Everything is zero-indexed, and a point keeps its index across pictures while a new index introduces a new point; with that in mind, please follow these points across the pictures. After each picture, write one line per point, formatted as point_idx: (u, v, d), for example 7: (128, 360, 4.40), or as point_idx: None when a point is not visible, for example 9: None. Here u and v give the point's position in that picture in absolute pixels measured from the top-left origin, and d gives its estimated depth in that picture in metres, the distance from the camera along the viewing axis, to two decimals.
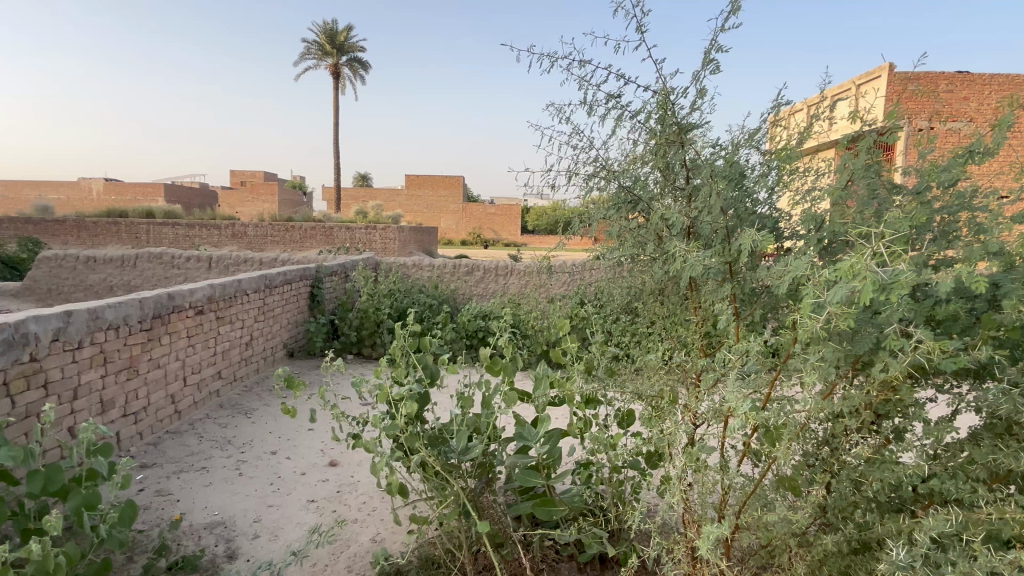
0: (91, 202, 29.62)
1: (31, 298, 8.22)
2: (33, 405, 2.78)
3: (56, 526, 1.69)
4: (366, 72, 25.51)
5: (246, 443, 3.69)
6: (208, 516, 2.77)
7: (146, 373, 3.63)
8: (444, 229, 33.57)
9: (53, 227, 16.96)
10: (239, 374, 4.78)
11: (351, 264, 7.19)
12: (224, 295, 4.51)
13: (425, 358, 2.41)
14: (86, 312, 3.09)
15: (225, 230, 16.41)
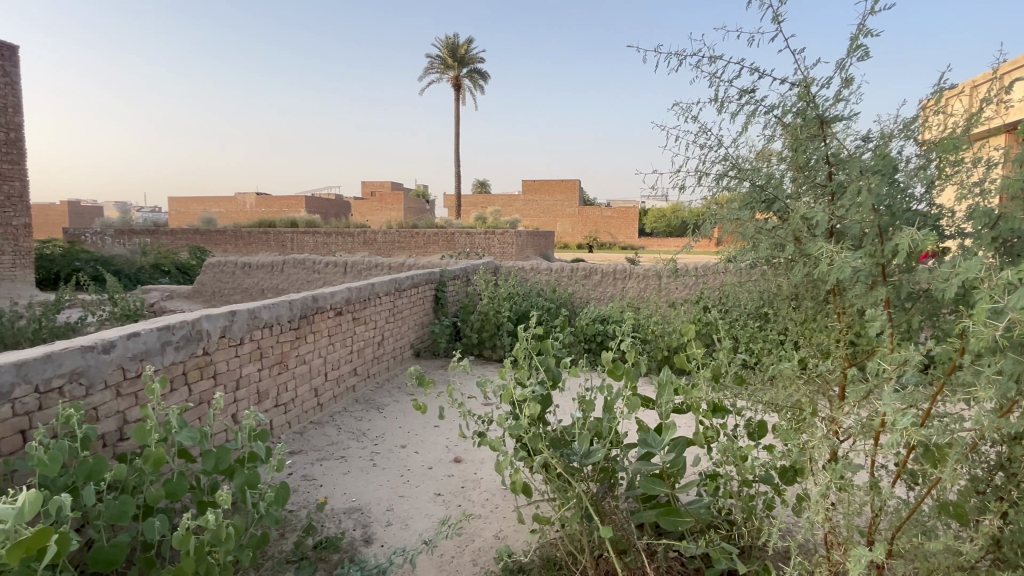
0: (245, 214, 33.13)
1: (199, 300, 9.37)
2: (205, 393, 3.17)
3: (226, 502, 1.91)
4: (485, 81, 26.27)
5: (379, 436, 3.95)
6: (346, 501, 3.00)
7: (294, 368, 4.01)
8: (560, 233, 33.67)
9: (215, 236, 19.18)
10: (372, 371, 5.13)
11: (472, 269, 7.44)
12: (359, 297, 4.87)
13: (547, 361, 2.45)
14: (247, 312, 3.48)
15: (358, 237, 17.67)
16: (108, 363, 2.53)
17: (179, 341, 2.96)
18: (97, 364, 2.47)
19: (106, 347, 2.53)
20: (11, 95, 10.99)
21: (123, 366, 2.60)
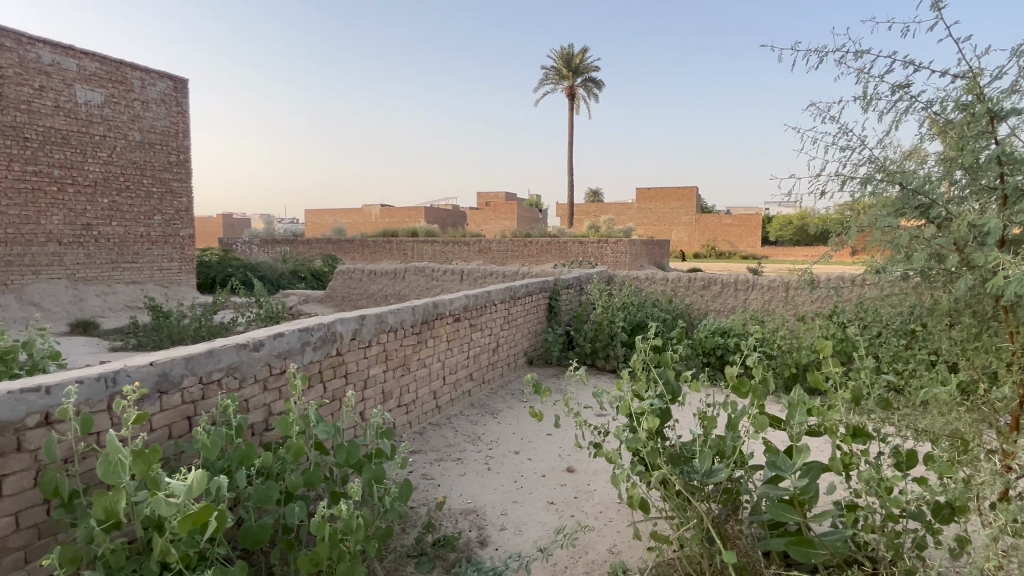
0: (371, 224, 35.32)
1: (330, 304, 10.12)
2: (338, 390, 3.41)
3: (356, 494, 2.05)
4: (600, 90, 26.15)
5: (493, 441, 4.03)
6: (463, 503, 3.09)
7: (416, 370, 4.20)
8: (676, 241, 32.52)
9: (344, 246, 20.66)
10: (487, 377, 5.25)
11: (585, 278, 7.41)
12: (476, 305, 5.02)
13: (667, 374, 2.38)
14: (375, 317, 3.70)
15: (473, 246, 18.22)
16: (257, 359, 2.80)
17: (317, 341, 3.21)
18: (249, 360, 2.74)
19: (256, 345, 2.80)
20: (182, 122, 12.59)
21: (270, 362, 2.87)
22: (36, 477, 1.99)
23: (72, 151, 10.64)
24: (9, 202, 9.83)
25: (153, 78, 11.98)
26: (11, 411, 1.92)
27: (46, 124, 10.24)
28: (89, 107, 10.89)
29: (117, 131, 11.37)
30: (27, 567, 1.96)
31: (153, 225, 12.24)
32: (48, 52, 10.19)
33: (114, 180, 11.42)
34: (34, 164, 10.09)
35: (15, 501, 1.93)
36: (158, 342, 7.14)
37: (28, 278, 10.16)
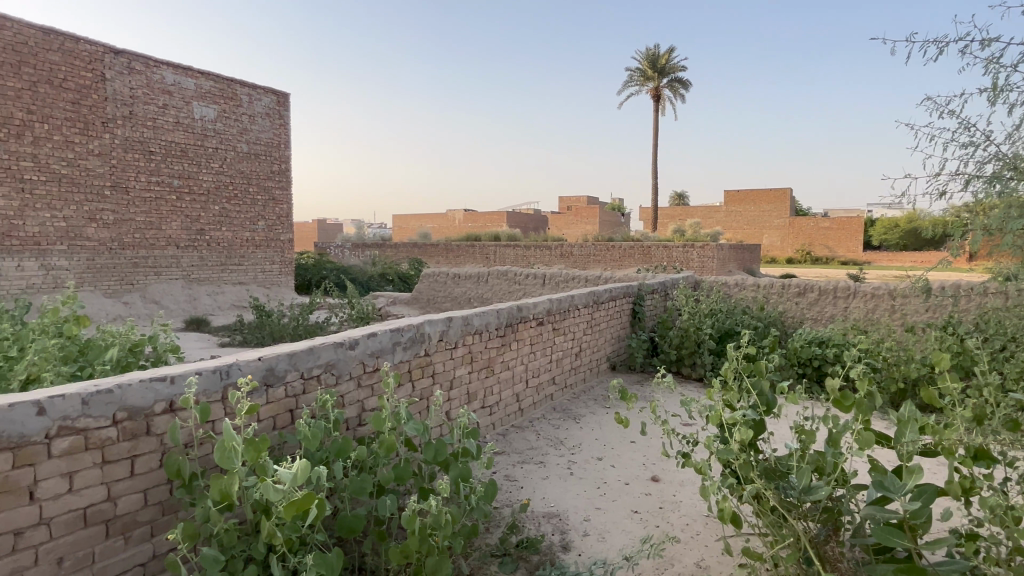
0: (454, 229, 36.10)
1: (416, 306, 10.45)
2: (425, 390, 3.52)
3: (445, 491, 2.11)
4: (686, 90, 25.44)
5: (576, 446, 4.01)
6: (546, 505, 3.10)
7: (499, 373, 4.26)
8: (768, 245, 30.96)
9: (430, 249, 21.31)
10: (569, 381, 5.24)
11: (670, 283, 7.23)
12: (560, 308, 5.02)
13: (761, 384, 2.28)
14: (461, 319, 3.79)
15: (555, 250, 18.22)
16: (352, 357, 2.94)
17: (407, 341, 3.33)
18: (345, 358, 2.89)
19: (351, 344, 2.95)
20: (284, 134, 13.46)
21: (363, 361, 3.01)
22: (162, 459, 2.19)
23: (189, 162, 11.63)
24: (136, 210, 10.88)
25: (259, 93, 12.89)
26: (142, 397, 2.13)
27: (168, 138, 11.25)
28: (204, 122, 11.87)
29: (227, 143, 12.32)
30: (152, 540, 2.17)
31: (257, 230, 13.15)
32: (170, 72, 11.20)
33: (224, 188, 12.37)
34: (157, 175, 11.11)
35: (144, 480, 2.14)
36: (261, 339, 7.67)
37: (150, 278, 11.19)
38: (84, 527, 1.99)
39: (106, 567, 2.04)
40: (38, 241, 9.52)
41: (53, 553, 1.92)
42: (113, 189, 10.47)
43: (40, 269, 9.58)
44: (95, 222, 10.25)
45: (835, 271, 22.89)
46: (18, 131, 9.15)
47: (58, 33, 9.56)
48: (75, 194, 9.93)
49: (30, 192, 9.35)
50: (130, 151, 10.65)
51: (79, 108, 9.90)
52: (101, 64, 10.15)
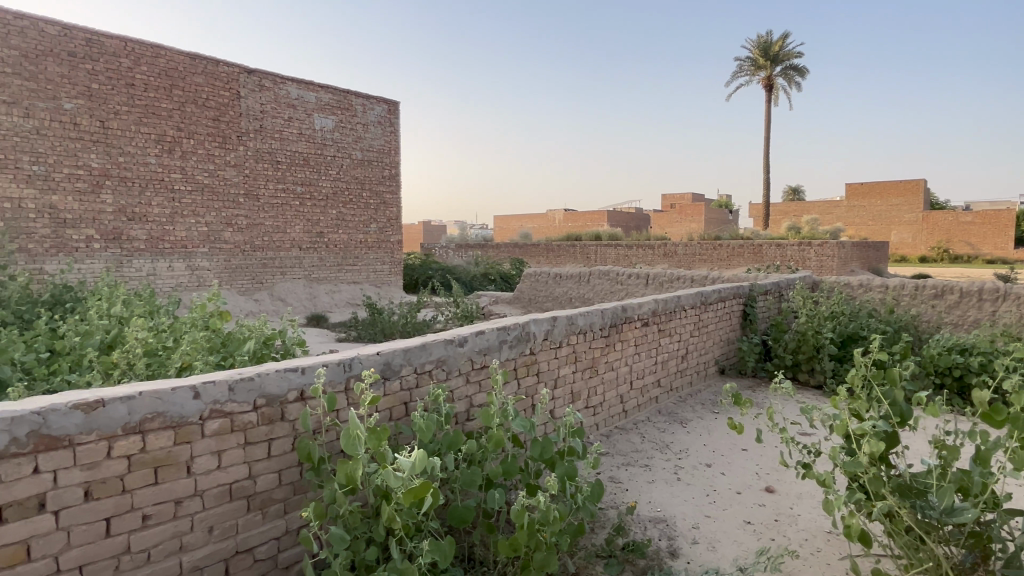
0: (555, 228, 36.17)
1: (518, 305, 10.59)
2: (530, 388, 3.57)
3: (553, 488, 2.14)
4: (803, 77, 23.82)
5: (683, 451, 3.90)
6: (653, 510, 3.03)
7: (604, 373, 4.23)
8: (897, 243, 28.31)
9: (531, 250, 21.56)
10: (675, 384, 5.10)
11: (785, 283, 6.82)
12: (665, 309, 4.90)
13: (893, 394, 2.10)
14: (566, 318, 3.81)
15: (658, 250, 17.77)
16: (462, 354, 3.05)
17: (513, 340, 3.40)
18: (454, 354, 3.00)
19: (460, 341, 3.06)
20: (395, 141, 14.16)
21: (472, 358, 3.11)
22: (294, 442, 2.40)
23: (311, 170, 12.55)
24: (265, 215, 11.88)
25: (372, 102, 13.65)
26: (278, 386, 2.34)
27: (292, 149, 12.20)
28: (324, 132, 12.75)
29: (344, 151, 13.15)
30: (285, 517, 2.37)
31: (370, 233, 13.91)
32: (294, 88, 12.16)
33: (341, 193, 13.22)
34: (282, 183, 12.09)
35: (279, 461, 2.35)
36: (374, 335, 8.13)
37: (277, 278, 12.19)
38: (229, 500, 2.22)
39: (248, 538, 2.26)
40: (185, 244, 10.65)
41: (205, 522, 2.15)
42: (246, 197, 11.52)
43: (187, 269, 10.73)
44: (231, 226, 11.32)
45: (977, 271, 20.36)
46: (170, 147, 10.31)
47: (203, 57, 10.66)
48: (215, 202, 11.02)
49: (179, 200, 10.51)
50: (261, 161, 11.66)
51: (219, 124, 10.97)
52: (237, 83, 11.21)
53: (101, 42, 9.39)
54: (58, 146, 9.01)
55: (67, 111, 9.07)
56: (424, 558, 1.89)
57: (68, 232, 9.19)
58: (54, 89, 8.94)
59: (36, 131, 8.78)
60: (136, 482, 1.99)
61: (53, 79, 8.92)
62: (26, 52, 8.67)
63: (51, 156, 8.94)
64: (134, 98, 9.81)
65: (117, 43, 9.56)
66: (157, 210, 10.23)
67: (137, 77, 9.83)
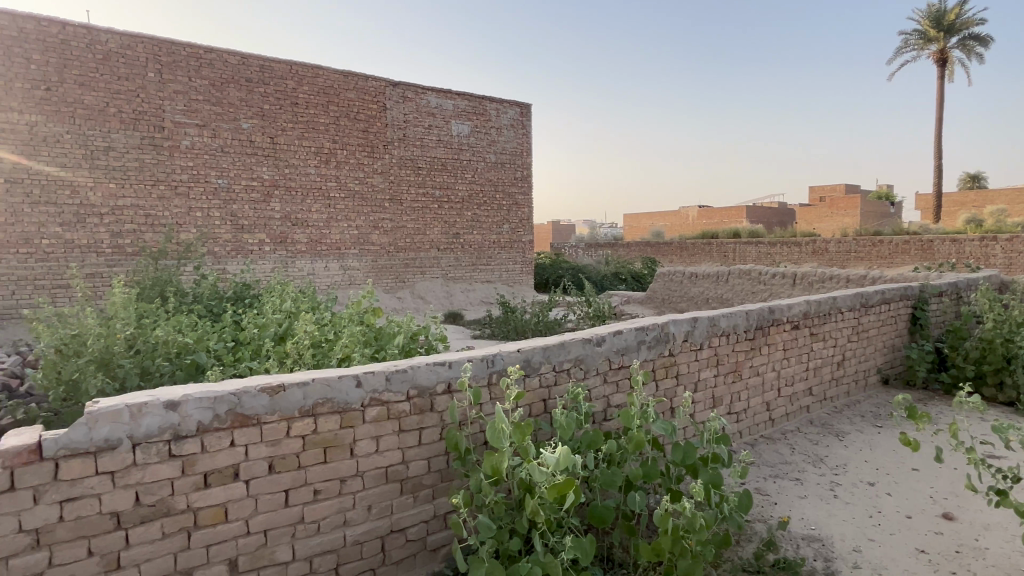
0: (689, 227, 34.69)
1: (651, 305, 10.31)
2: (669, 390, 3.46)
3: (699, 495, 2.06)
4: (984, 47, 20.73)
5: (840, 466, 3.57)
6: (806, 527, 2.82)
7: (748, 379, 4.00)
8: None
9: (664, 248, 20.93)
10: (829, 394, 4.69)
11: (965, 283, 5.99)
12: (819, 311, 4.52)
13: None
14: (707, 319, 3.65)
15: (806, 247, 16.41)
16: (600, 353, 3.04)
17: (651, 341, 3.32)
18: (592, 353, 3.00)
19: (598, 340, 3.05)
20: (526, 143, 14.44)
21: (609, 358, 3.09)
22: (442, 432, 2.54)
23: (448, 174, 13.18)
24: (407, 218, 12.66)
25: (505, 106, 14.04)
26: (428, 378, 2.49)
27: (432, 155, 12.89)
28: (460, 137, 13.32)
29: (479, 155, 13.65)
30: (433, 502, 2.52)
31: (503, 233, 14.30)
32: (434, 97, 12.84)
33: (476, 196, 13.74)
34: (423, 187, 12.82)
35: (428, 449, 2.50)
36: (507, 333, 8.34)
37: (417, 277, 12.93)
38: (385, 483, 2.40)
39: (401, 519, 2.43)
40: (339, 247, 11.66)
41: (365, 501, 2.35)
42: (391, 202, 12.36)
43: (340, 269, 11.73)
44: (378, 229, 12.20)
45: None
46: (326, 158, 11.35)
47: (354, 74, 11.59)
48: (365, 207, 11.96)
49: (334, 207, 11.53)
50: (404, 168, 12.46)
51: (368, 135, 11.88)
52: (384, 96, 12.06)
53: (271, 67, 10.55)
54: (238, 161, 10.27)
55: (245, 130, 10.31)
56: (567, 554, 1.92)
57: (244, 236, 10.45)
58: (235, 112, 10.20)
59: (221, 149, 10.08)
60: (309, 460, 2.22)
61: (234, 103, 10.18)
62: (213, 81, 9.96)
63: (231, 170, 10.22)
64: (297, 115, 10.92)
65: (284, 67, 10.68)
66: (316, 215, 11.30)
67: (300, 97, 10.93)
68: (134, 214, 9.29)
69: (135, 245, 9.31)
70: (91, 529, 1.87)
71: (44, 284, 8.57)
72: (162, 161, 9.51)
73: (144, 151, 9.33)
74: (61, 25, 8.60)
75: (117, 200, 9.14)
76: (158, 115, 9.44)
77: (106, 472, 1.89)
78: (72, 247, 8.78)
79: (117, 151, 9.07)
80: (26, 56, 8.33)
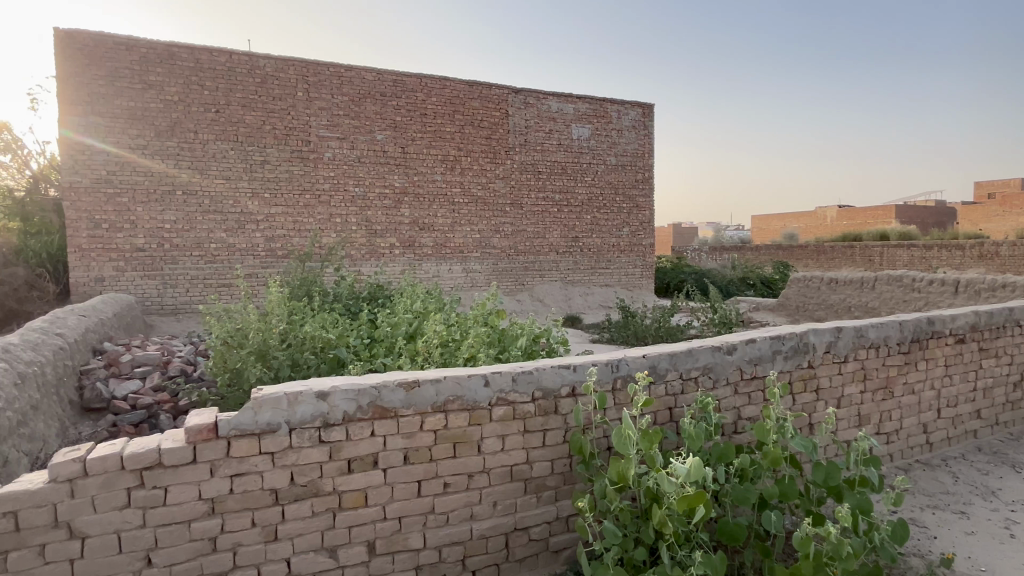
0: (827, 228, 31.99)
1: (783, 313, 9.64)
2: (808, 405, 3.21)
3: (845, 519, 1.91)
4: None
5: (1017, 502, 3.12)
6: (974, 568, 2.49)
7: (901, 397, 3.61)
8: None
9: (798, 252, 19.49)
10: (1002, 418, 4.11)
11: None
12: (990, 324, 3.99)
13: None
14: (853, 329, 3.35)
15: (970, 250, 14.50)
16: (731, 362, 2.90)
17: (788, 351, 3.10)
18: (722, 362, 2.87)
19: (730, 349, 2.91)
20: (648, 144, 14.12)
21: (741, 367, 2.93)
22: (566, 435, 2.56)
23: (568, 178, 13.22)
24: (527, 222, 12.86)
25: (627, 108, 13.84)
26: (553, 381, 2.51)
27: (552, 159, 13.00)
28: (581, 141, 13.31)
29: (599, 158, 13.56)
30: (556, 503, 2.54)
31: (623, 236, 14.08)
32: (555, 101, 12.95)
33: (596, 199, 13.65)
34: (543, 192, 12.96)
35: (552, 451, 2.53)
36: (626, 338, 8.19)
37: (537, 280, 13.08)
38: (510, 481, 2.46)
39: (525, 518, 2.48)
40: (462, 250, 12.11)
41: (491, 496, 2.43)
42: (512, 206, 12.62)
43: (463, 271, 12.17)
44: (499, 233, 12.51)
45: None
46: (452, 165, 11.84)
47: (479, 84, 11.99)
48: (487, 212, 12.32)
49: (458, 212, 12.00)
50: (525, 173, 12.68)
51: (491, 142, 12.23)
52: (507, 103, 12.36)
53: (403, 81, 11.20)
54: (373, 170, 11.01)
55: (379, 141, 11.03)
56: (696, 569, 1.85)
57: (377, 241, 11.18)
58: (371, 124, 10.95)
59: (358, 159, 10.86)
60: (440, 454, 2.33)
61: (370, 116, 10.94)
62: (352, 97, 10.76)
63: (367, 179, 10.98)
64: (426, 125, 11.51)
65: (415, 81, 11.30)
66: (441, 220, 11.82)
67: (429, 107, 11.51)
68: (285, 221, 10.27)
69: (285, 249, 10.29)
70: (255, 503, 2.10)
71: (211, 283, 9.73)
72: (308, 173, 10.43)
73: (294, 163, 10.29)
74: (228, 55, 9.72)
75: (271, 208, 10.16)
76: (305, 130, 10.37)
77: (268, 453, 2.11)
78: (234, 250, 9.90)
79: (271, 165, 10.09)
80: (201, 83, 9.54)
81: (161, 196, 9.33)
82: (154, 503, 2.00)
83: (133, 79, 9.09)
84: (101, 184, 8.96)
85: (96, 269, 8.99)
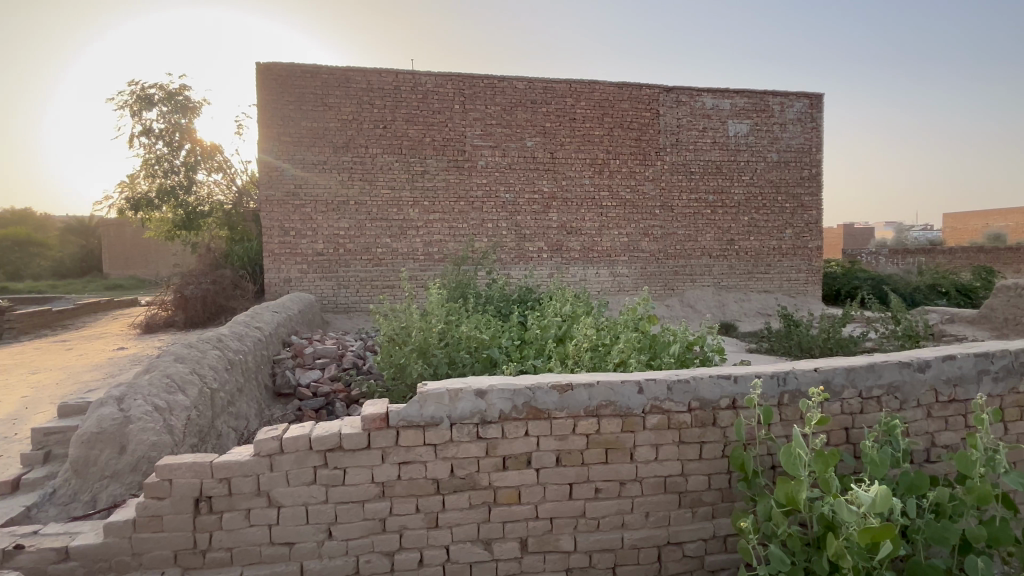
0: None
1: (987, 326, 8.29)
2: None
3: None
4: None
5: None
6: None
7: None
8: None
9: (1006, 254, 16.65)
10: None
11: None
12: None
13: None
14: None
15: None
16: (923, 381, 2.55)
17: (999, 371, 2.66)
18: (912, 381, 2.53)
19: (922, 365, 2.56)
20: (816, 137, 12.95)
21: (937, 388, 2.56)
22: (726, 450, 2.42)
23: (723, 178, 12.54)
24: (679, 224, 12.39)
25: (791, 99, 12.81)
26: (712, 392, 2.39)
27: (706, 158, 12.39)
28: (738, 137, 12.55)
29: (758, 155, 12.67)
30: (714, 521, 2.41)
31: (785, 239, 13.03)
32: (709, 98, 12.35)
33: (755, 199, 12.76)
34: (695, 193, 12.42)
35: (709, 465, 2.41)
36: (788, 348, 7.56)
37: (688, 285, 12.55)
38: (664, 492, 2.38)
39: (679, 532, 2.38)
40: (610, 254, 12.00)
41: (643, 506, 2.37)
42: (662, 208, 12.23)
43: (610, 275, 12.05)
44: (648, 236, 12.19)
45: None
46: (600, 168, 11.79)
47: (629, 85, 11.82)
48: (636, 214, 12.07)
49: (606, 215, 11.90)
50: (676, 174, 12.24)
51: (641, 143, 11.96)
52: (658, 102, 12.02)
53: (553, 88, 11.38)
54: (523, 176, 11.32)
55: (529, 148, 11.30)
56: None
57: (526, 245, 11.46)
58: (521, 132, 11.26)
59: (508, 166, 11.22)
60: (592, 459, 2.33)
61: (520, 124, 11.26)
62: (504, 106, 11.15)
63: (517, 185, 11.31)
64: (575, 129, 11.57)
65: (564, 86, 11.44)
66: (589, 224, 11.80)
67: (577, 112, 11.56)
68: (441, 227, 10.92)
69: (441, 253, 10.93)
70: (419, 490, 2.25)
71: (378, 284, 10.63)
72: (462, 181, 11.00)
73: (450, 172, 10.90)
74: (394, 74, 10.56)
75: (429, 215, 10.86)
76: (461, 141, 10.94)
77: (431, 444, 2.25)
78: (397, 255, 10.71)
79: (430, 174, 10.78)
80: (371, 102, 10.48)
81: (337, 206, 10.39)
82: (335, 481, 2.23)
83: (316, 102, 10.23)
84: (290, 196, 10.21)
85: (285, 271, 10.26)
